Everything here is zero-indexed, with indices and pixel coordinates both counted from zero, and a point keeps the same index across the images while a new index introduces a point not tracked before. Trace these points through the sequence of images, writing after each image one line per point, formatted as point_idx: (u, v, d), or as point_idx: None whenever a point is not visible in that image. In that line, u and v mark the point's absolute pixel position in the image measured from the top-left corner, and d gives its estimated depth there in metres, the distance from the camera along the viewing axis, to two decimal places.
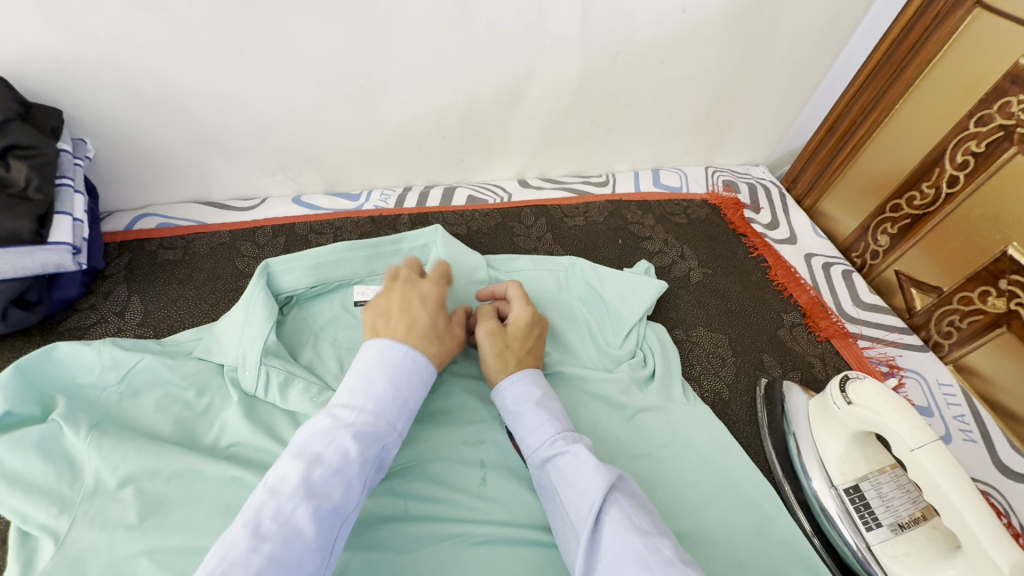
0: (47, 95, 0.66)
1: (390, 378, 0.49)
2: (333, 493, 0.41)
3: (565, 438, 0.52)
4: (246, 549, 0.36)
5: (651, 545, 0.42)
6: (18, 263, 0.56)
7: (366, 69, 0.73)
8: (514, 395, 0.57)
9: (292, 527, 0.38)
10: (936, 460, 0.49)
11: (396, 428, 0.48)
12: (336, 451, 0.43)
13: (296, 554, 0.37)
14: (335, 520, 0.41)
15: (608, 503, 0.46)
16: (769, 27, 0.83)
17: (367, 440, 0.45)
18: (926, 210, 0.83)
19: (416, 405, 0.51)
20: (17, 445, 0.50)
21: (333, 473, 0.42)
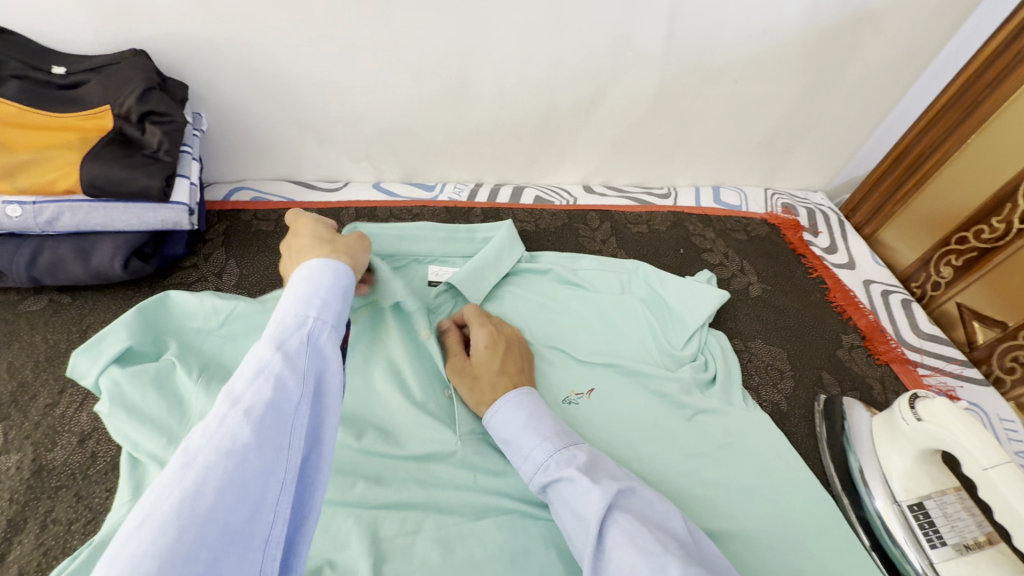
0: (176, 70, 0.72)
1: (291, 297, 0.41)
2: (266, 390, 0.31)
3: (561, 459, 0.49)
4: (178, 470, 0.27)
5: (658, 569, 0.37)
6: (143, 217, 0.63)
7: (459, 67, 0.78)
8: (504, 420, 0.55)
9: (223, 436, 0.29)
10: (1010, 480, 0.50)
11: (314, 316, 0.39)
12: (249, 357, 0.33)
13: (240, 459, 0.28)
14: (282, 419, 0.31)
15: (608, 524, 0.42)
16: (848, 54, 0.85)
17: (281, 338, 0.36)
18: (994, 244, 0.83)
19: (335, 301, 0.43)
20: (136, 377, 0.53)
21: (256, 373, 0.32)
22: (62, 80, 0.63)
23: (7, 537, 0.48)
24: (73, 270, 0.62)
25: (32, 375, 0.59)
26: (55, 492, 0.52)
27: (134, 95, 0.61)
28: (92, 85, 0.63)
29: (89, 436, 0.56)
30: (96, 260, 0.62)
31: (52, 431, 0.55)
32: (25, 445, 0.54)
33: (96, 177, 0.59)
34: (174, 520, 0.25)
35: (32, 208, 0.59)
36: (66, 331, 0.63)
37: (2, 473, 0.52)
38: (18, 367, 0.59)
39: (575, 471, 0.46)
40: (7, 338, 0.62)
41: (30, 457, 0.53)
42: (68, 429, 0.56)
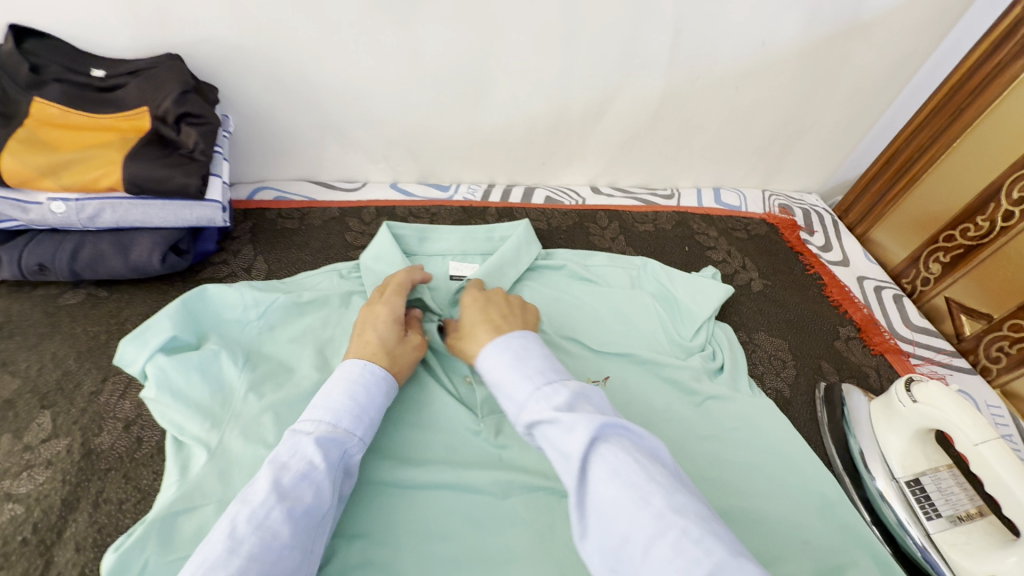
0: (206, 74, 0.75)
1: (346, 392, 0.51)
2: (304, 495, 0.43)
3: (543, 396, 0.45)
4: (227, 553, 0.38)
5: (640, 499, 0.37)
6: (180, 214, 0.66)
7: (476, 73, 0.82)
8: (492, 364, 0.51)
9: (267, 528, 0.40)
10: (998, 454, 0.55)
11: (359, 435, 0.49)
12: (301, 458, 0.45)
13: (274, 552, 0.39)
14: (310, 523, 0.43)
15: (591, 458, 0.40)
16: (841, 64, 0.90)
17: (328, 447, 0.46)
18: (979, 241, 0.88)
19: (377, 417, 0.52)
20: (182, 364, 0.57)
21: (301, 478, 0.44)
22: (101, 84, 0.66)
23: (61, 516, 0.51)
24: (113, 265, 0.65)
25: (75, 365, 0.61)
26: (104, 474, 0.54)
27: (172, 97, 0.65)
28: (130, 88, 0.66)
29: (134, 422, 0.58)
30: (135, 255, 0.65)
31: (98, 417, 0.58)
32: (73, 431, 0.56)
33: (138, 176, 0.62)
34: None
35: (76, 205, 0.61)
36: (104, 323, 0.65)
37: (53, 457, 0.54)
38: (61, 356, 0.62)
39: (557, 410, 0.43)
40: (48, 329, 0.64)
41: (79, 441, 0.56)
42: (112, 415, 0.58)
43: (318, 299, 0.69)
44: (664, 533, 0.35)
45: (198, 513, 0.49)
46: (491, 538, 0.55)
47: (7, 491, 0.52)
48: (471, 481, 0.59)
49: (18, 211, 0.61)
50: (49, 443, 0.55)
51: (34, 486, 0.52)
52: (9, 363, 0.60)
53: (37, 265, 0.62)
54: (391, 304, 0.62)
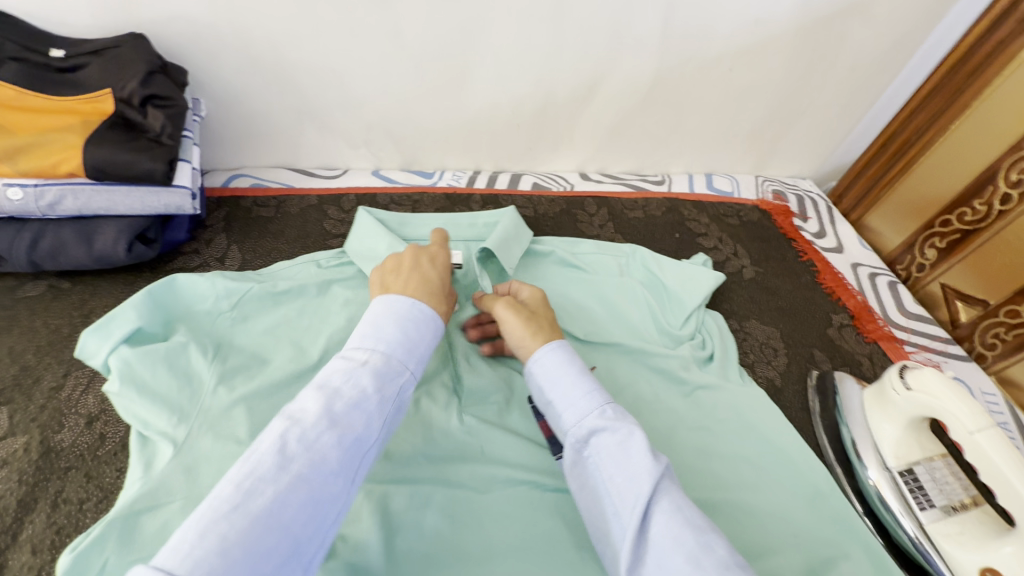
0: (176, 55, 0.72)
1: (398, 325, 0.45)
2: (355, 424, 0.38)
3: (612, 413, 0.47)
4: (273, 471, 0.34)
5: (709, 545, 0.38)
6: (147, 201, 0.63)
7: (459, 54, 0.79)
8: (547, 367, 0.52)
9: (317, 451, 0.36)
10: (993, 443, 0.53)
11: (411, 367, 0.44)
12: (354, 386, 0.40)
13: (321, 478, 0.36)
14: (358, 453, 0.38)
15: (660, 492, 0.42)
16: (838, 43, 0.87)
17: (383, 379, 0.42)
18: (976, 225, 0.86)
19: (429, 350, 0.47)
20: (148, 356, 0.54)
21: (353, 405, 0.39)
22: (60, 63, 0.63)
23: (18, 517, 0.48)
24: (75, 254, 0.62)
25: (34, 360, 0.58)
26: (64, 473, 0.51)
27: (137, 78, 0.62)
28: (93, 69, 0.63)
29: (97, 417, 0.55)
30: (99, 244, 0.62)
31: (58, 414, 0.55)
32: (31, 427, 0.54)
33: (102, 162, 0.59)
34: (258, 520, 0.32)
35: (35, 191, 0.59)
36: (68, 315, 0.63)
37: (9, 455, 0.52)
38: (19, 351, 0.59)
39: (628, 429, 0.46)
40: (7, 322, 0.61)
41: (37, 438, 0.53)
42: (74, 410, 0.55)
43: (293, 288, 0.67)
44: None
45: (161, 513, 0.47)
46: (470, 535, 0.53)
47: None
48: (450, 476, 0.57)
49: None
50: (5, 441, 0.52)
51: None
52: None
53: None
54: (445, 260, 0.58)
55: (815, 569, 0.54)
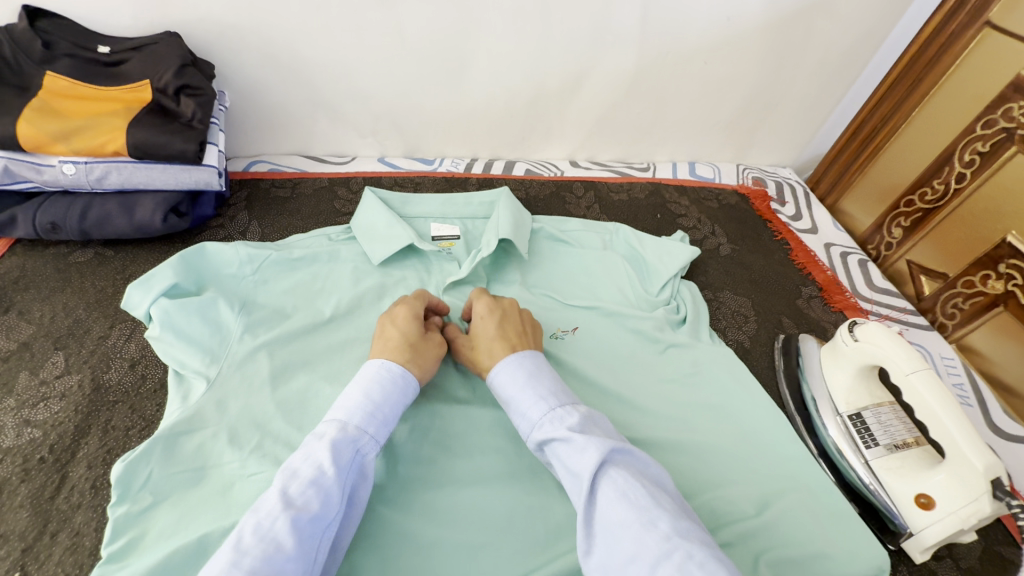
0: (203, 51, 0.81)
1: (361, 391, 0.54)
2: (310, 503, 0.46)
3: (557, 417, 0.52)
4: (231, 560, 0.40)
5: (648, 522, 0.43)
6: (179, 177, 0.72)
7: (456, 50, 0.87)
8: (505, 380, 0.58)
9: (270, 539, 0.42)
10: (926, 382, 0.60)
11: (370, 433, 0.52)
12: (311, 465, 0.48)
13: (276, 565, 0.41)
14: (315, 530, 0.45)
15: (601, 480, 0.46)
16: (805, 39, 0.95)
17: (339, 448, 0.49)
18: (936, 204, 0.93)
19: (392, 413, 0.54)
20: (183, 307, 0.62)
21: (309, 483, 0.47)
22: (107, 58, 0.72)
23: (75, 439, 0.57)
24: (118, 224, 0.71)
25: (85, 314, 0.67)
26: (112, 405, 0.60)
27: (171, 70, 0.70)
28: (134, 63, 0.72)
29: (138, 361, 0.64)
30: (139, 215, 0.71)
31: (105, 358, 0.64)
32: (84, 368, 0.62)
33: (140, 142, 0.67)
34: None
35: (85, 167, 0.68)
36: (111, 278, 0.71)
37: (66, 389, 0.60)
38: (72, 306, 0.68)
39: (570, 430, 0.50)
40: (60, 283, 0.70)
41: (89, 376, 0.62)
42: (119, 355, 0.64)
43: (309, 257, 0.75)
44: (669, 555, 0.40)
45: (197, 435, 0.56)
46: (461, 464, 0.61)
47: (25, 418, 0.57)
48: (447, 414, 0.64)
49: (33, 172, 0.67)
50: (62, 378, 0.61)
51: (49, 413, 0.58)
52: (26, 311, 0.66)
53: (50, 223, 0.69)
54: (411, 306, 0.65)
55: (768, 497, 0.61)
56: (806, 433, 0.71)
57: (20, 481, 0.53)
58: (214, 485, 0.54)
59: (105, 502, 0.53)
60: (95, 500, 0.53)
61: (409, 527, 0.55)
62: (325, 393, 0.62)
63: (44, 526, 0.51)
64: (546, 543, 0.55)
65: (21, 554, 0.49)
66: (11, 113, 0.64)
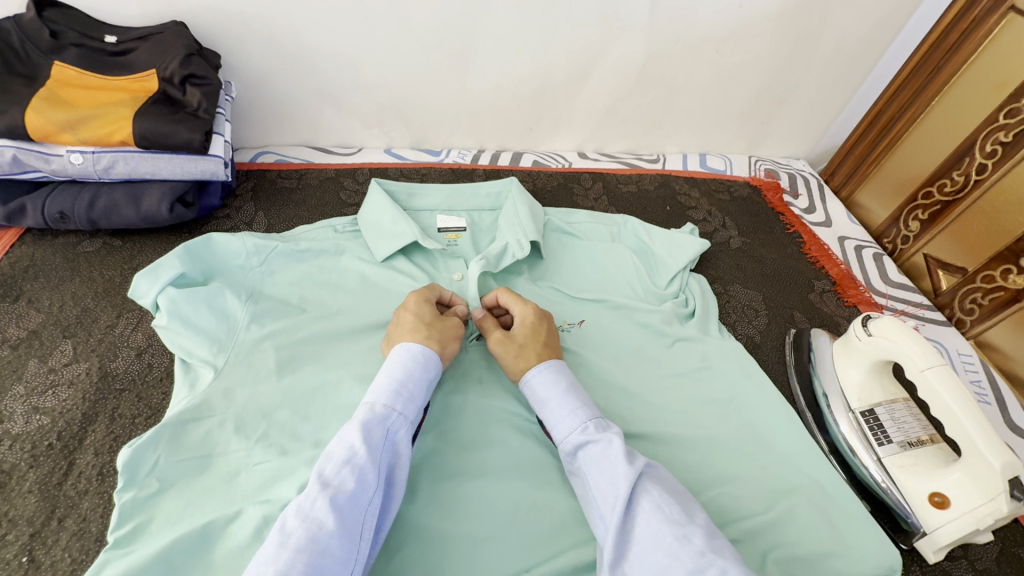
0: (210, 41, 0.81)
1: (386, 374, 0.55)
2: (346, 482, 0.46)
3: (597, 425, 0.54)
4: (277, 546, 0.42)
5: (682, 536, 0.44)
6: (185, 167, 0.72)
7: (462, 38, 0.86)
8: (542, 383, 0.59)
9: (312, 519, 0.44)
10: (942, 378, 0.58)
11: (397, 410, 0.53)
12: (344, 447, 0.49)
13: (321, 543, 0.42)
14: (355, 507, 0.46)
15: (638, 492, 0.48)
16: (821, 25, 0.92)
17: (369, 429, 0.50)
18: (955, 196, 0.90)
19: (417, 390, 0.55)
20: (191, 296, 0.63)
21: (343, 465, 0.47)
22: (113, 48, 0.72)
23: (82, 427, 0.57)
24: (126, 214, 0.71)
25: (92, 303, 0.68)
26: (119, 393, 0.60)
27: (178, 60, 0.70)
28: (140, 52, 0.72)
29: (145, 350, 0.64)
30: (146, 204, 0.71)
31: (112, 346, 0.64)
32: (91, 356, 0.63)
33: (147, 131, 0.68)
34: None
35: (92, 157, 0.68)
36: (119, 268, 0.72)
37: (74, 377, 0.61)
38: (80, 296, 0.68)
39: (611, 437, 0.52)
40: (68, 272, 0.70)
41: (96, 365, 0.62)
42: (126, 344, 0.65)
43: (313, 248, 0.75)
44: (703, 569, 0.42)
45: (205, 423, 0.57)
46: (466, 455, 0.60)
47: (34, 405, 0.58)
48: (452, 406, 0.64)
49: (41, 162, 0.67)
50: (70, 366, 0.62)
51: (57, 401, 0.59)
52: (35, 300, 0.67)
53: (59, 213, 0.69)
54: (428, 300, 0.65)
55: (776, 494, 0.60)
56: (817, 430, 0.70)
57: (29, 467, 0.54)
58: (218, 474, 0.54)
59: (111, 489, 0.53)
60: (101, 487, 0.53)
61: (414, 518, 0.55)
62: (330, 383, 0.62)
63: (51, 512, 0.51)
64: (551, 537, 0.55)
65: (29, 538, 0.50)
66: (20, 103, 0.65)
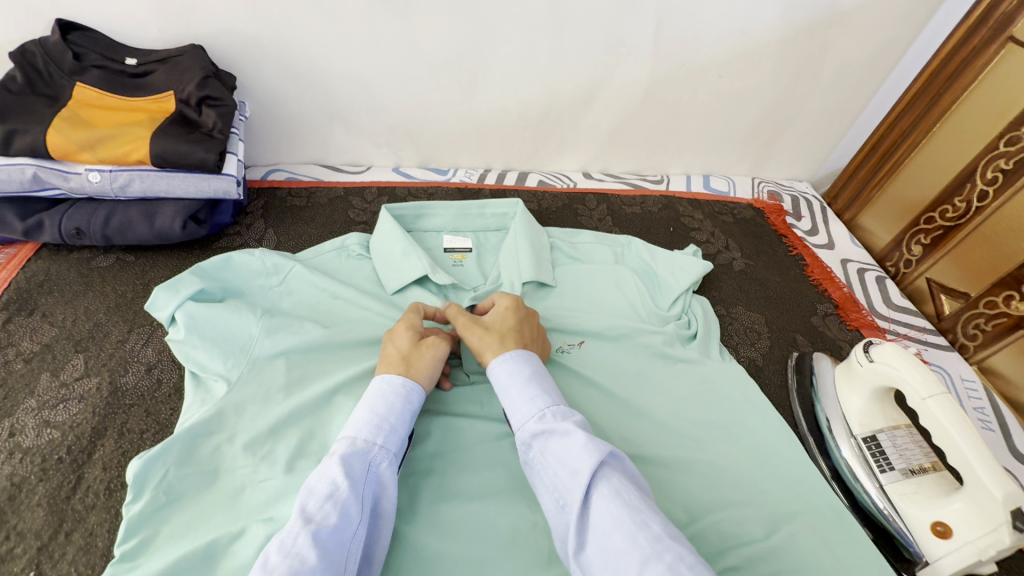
0: (226, 63, 0.84)
1: (367, 407, 0.56)
2: (329, 517, 0.46)
3: (556, 413, 0.53)
4: None
5: (640, 522, 0.43)
6: (199, 186, 0.74)
7: (470, 61, 0.88)
8: (506, 371, 0.58)
9: (293, 553, 0.43)
10: (944, 406, 0.58)
11: (379, 443, 0.53)
12: (325, 481, 0.48)
13: None
14: (338, 542, 0.45)
15: (596, 479, 0.47)
16: (823, 52, 0.94)
17: (350, 463, 0.50)
18: (957, 221, 0.91)
19: (400, 423, 0.56)
20: (210, 309, 0.64)
21: (326, 499, 0.47)
22: (133, 70, 0.75)
23: (91, 441, 0.58)
24: (141, 230, 0.73)
25: (105, 318, 0.69)
26: (128, 408, 0.61)
27: (194, 82, 0.72)
28: (159, 74, 0.75)
29: (154, 365, 0.66)
30: (160, 221, 0.73)
31: (123, 361, 0.65)
32: (102, 371, 0.64)
33: (164, 151, 0.69)
34: None
35: (110, 175, 0.70)
36: (131, 283, 0.73)
37: (85, 392, 0.62)
38: (93, 310, 0.70)
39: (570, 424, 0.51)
40: (82, 287, 0.72)
41: (106, 380, 0.63)
42: (136, 359, 0.66)
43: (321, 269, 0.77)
44: (659, 555, 0.41)
45: (214, 438, 0.57)
46: (467, 476, 0.61)
47: (45, 419, 0.59)
48: (453, 427, 0.65)
49: (60, 180, 0.69)
50: (81, 380, 0.63)
51: (68, 415, 0.60)
52: (49, 313, 0.68)
53: (76, 229, 0.71)
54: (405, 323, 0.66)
55: (777, 519, 0.60)
56: (818, 454, 0.70)
57: (37, 481, 0.54)
58: (226, 489, 0.55)
59: (119, 504, 0.54)
60: (109, 502, 0.54)
61: (415, 539, 0.55)
62: (336, 400, 0.63)
63: (58, 526, 0.52)
64: (551, 561, 0.55)
65: (36, 552, 0.50)
66: (43, 122, 0.67)
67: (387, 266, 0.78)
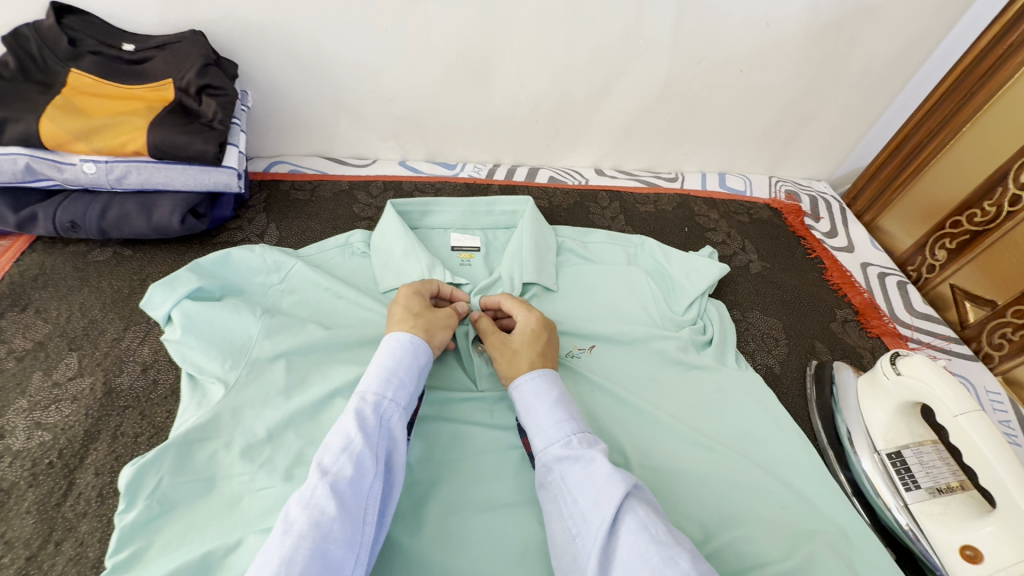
0: (228, 51, 0.80)
1: (375, 364, 0.55)
2: (344, 469, 0.46)
3: (579, 440, 0.52)
4: (280, 535, 0.41)
5: (668, 558, 0.41)
6: (199, 178, 0.71)
7: (481, 51, 0.84)
8: (530, 393, 0.57)
9: (314, 507, 0.43)
10: (977, 425, 0.55)
11: (390, 397, 0.52)
12: (340, 435, 0.48)
13: (323, 527, 0.42)
14: (355, 493, 0.45)
15: (623, 511, 0.45)
16: (851, 46, 0.90)
17: (363, 417, 0.50)
18: (986, 227, 0.87)
19: (409, 377, 0.55)
20: (207, 309, 0.61)
21: (341, 452, 0.47)
22: (131, 56, 0.72)
23: (83, 445, 0.56)
24: (137, 224, 0.70)
25: (100, 314, 0.67)
26: (122, 410, 0.59)
27: (194, 70, 0.69)
28: (157, 61, 0.71)
29: (151, 365, 0.63)
30: (157, 215, 0.70)
31: (118, 361, 0.63)
32: (96, 371, 0.62)
33: (161, 142, 0.66)
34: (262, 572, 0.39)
35: (105, 167, 0.67)
36: (128, 278, 0.71)
37: (78, 392, 0.59)
38: (88, 306, 0.67)
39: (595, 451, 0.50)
40: (77, 282, 0.69)
41: (101, 380, 0.61)
42: (132, 358, 0.63)
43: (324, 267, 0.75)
44: None
45: (210, 444, 0.55)
46: (474, 487, 0.58)
47: (37, 420, 0.57)
48: (458, 436, 0.62)
49: (53, 171, 0.66)
50: (74, 380, 0.60)
51: (60, 416, 0.57)
52: (42, 310, 0.66)
53: (70, 222, 0.69)
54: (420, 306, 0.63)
55: (797, 539, 0.57)
56: (838, 468, 0.67)
57: (27, 486, 0.52)
58: (222, 498, 0.52)
59: (111, 512, 0.52)
60: (101, 510, 0.52)
61: (417, 554, 0.52)
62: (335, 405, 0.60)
63: (48, 535, 0.50)
64: None
65: (24, 562, 0.48)
66: (36, 111, 0.65)
67: (392, 265, 0.75)
